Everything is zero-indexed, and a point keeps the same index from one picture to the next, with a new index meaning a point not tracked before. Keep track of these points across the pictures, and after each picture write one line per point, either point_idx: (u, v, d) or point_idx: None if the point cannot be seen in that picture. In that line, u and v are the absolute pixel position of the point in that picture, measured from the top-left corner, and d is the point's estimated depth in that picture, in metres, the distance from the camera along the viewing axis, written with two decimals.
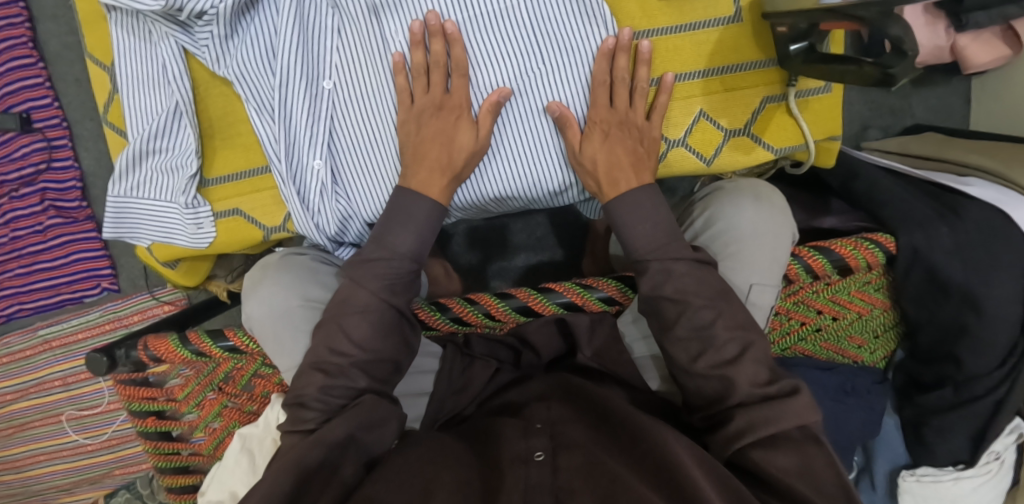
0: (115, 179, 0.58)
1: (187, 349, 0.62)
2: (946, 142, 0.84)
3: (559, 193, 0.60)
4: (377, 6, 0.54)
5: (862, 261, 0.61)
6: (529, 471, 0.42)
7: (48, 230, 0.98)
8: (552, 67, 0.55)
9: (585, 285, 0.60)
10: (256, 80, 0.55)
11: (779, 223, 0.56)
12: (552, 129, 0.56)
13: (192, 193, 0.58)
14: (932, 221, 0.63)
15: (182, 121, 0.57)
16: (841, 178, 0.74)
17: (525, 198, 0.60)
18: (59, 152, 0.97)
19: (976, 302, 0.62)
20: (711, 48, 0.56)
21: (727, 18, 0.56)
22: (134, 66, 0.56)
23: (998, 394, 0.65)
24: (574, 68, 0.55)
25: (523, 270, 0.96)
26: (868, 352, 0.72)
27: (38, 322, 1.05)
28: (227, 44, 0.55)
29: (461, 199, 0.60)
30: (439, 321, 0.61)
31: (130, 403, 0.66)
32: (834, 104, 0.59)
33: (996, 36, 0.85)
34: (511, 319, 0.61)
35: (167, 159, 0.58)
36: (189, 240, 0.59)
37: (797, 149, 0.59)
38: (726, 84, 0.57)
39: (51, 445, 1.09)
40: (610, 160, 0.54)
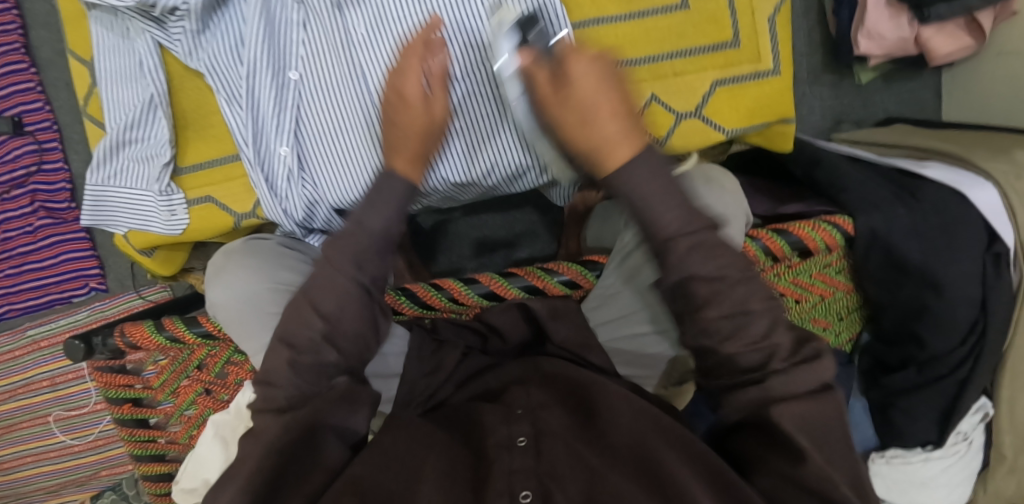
0: (93, 168, 0.60)
1: (162, 335, 0.64)
2: (910, 131, 0.86)
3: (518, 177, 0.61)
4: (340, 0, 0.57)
5: (820, 241, 0.63)
6: (512, 457, 0.44)
7: (38, 231, 1.01)
8: None
9: (547, 269, 0.63)
10: (226, 72, 0.58)
11: (733, 203, 0.57)
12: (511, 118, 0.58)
13: (165, 180, 0.60)
14: (888, 203, 0.65)
15: (156, 113, 0.59)
16: (803, 166, 0.75)
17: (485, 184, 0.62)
18: (50, 155, 1.00)
19: (935, 281, 0.64)
20: (658, 36, 0.59)
21: (674, 6, 0.59)
22: (112, 60, 0.59)
23: (961, 373, 0.66)
24: None
25: (503, 263, 0.98)
26: (833, 335, 0.72)
27: (27, 323, 1.07)
28: (199, 38, 0.58)
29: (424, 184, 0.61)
30: (405, 306, 0.63)
31: (106, 390, 0.68)
32: (784, 87, 0.59)
33: (960, 28, 0.88)
34: (475, 304, 0.64)
35: (142, 149, 0.60)
36: (164, 227, 0.61)
37: (747, 131, 0.60)
38: (675, 70, 0.59)
39: (40, 446, 1.11)
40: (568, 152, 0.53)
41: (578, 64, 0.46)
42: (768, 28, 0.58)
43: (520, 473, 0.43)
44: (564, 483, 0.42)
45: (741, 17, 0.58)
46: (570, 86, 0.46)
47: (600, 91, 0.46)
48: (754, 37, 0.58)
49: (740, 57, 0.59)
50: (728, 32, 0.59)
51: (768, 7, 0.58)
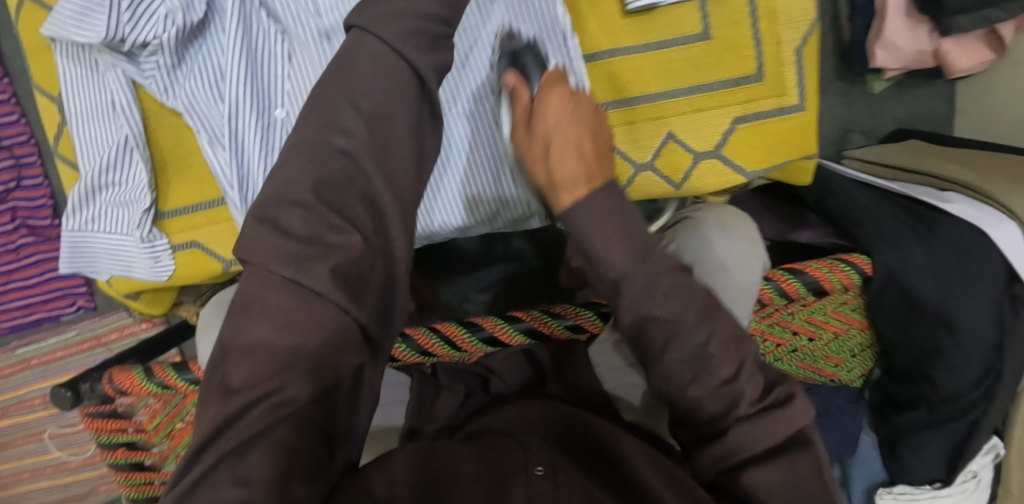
0: (69, 213, 0.57)
1: (152, 382, 0.62)
2: (926, 150, 0.82)
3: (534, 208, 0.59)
4: (326, 31, 0.52)
5: (837, 283, 0.60)
6: (532, 483, 0.38)
7: (21, 249, 0.96)
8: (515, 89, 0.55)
9: (554, 313, 0.60)
10: (206, 109, 0.54)
11: (749, 253, 0.54)
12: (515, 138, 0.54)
13: (147, 226, 0.56)
14: (905, 239, 0.63)
15: (132, 154, 0.55)
16: (816, 195, 0.73)
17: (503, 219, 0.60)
18: (29, 170, 0.96)
19: (951, 324, 0.61)
20: (676, 68, 0.56)
21: (694, 37, 0.56)
22: (81, 97, 0.54)
23: (973, 415, 0.64)
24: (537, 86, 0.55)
25: (501, 281, 0.94)
26: (844, 371, 0.71)
27: (16, 341, 1.04)
28: (175, 73, 0.53)
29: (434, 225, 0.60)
30: (404, 353, 0.59)
31: (98, 435, 0.66)
32: (807, 122, 0.58)
33: (979, 40, 0.84)
34: (477, 350, 0.60)
35: (120, 193, 0.56)
36: (148, 274, 0.58)
37: (768, 170, 0.59)
38: (693, 105, 0.56)
39: (34, 463, 1.08)
40: (566, 136, 0.42)
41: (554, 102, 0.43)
42: (794, 60, 0.57)
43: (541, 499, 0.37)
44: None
45: (765, 48, 0.56)
46: (540, 122, 0.43)
47: (571, 141, 0.42)
48: (778, 71, 0.57)
49: (763, 91, 0.57)
50: (751, 64, 0.56)
51: (792, 37, 0.56)
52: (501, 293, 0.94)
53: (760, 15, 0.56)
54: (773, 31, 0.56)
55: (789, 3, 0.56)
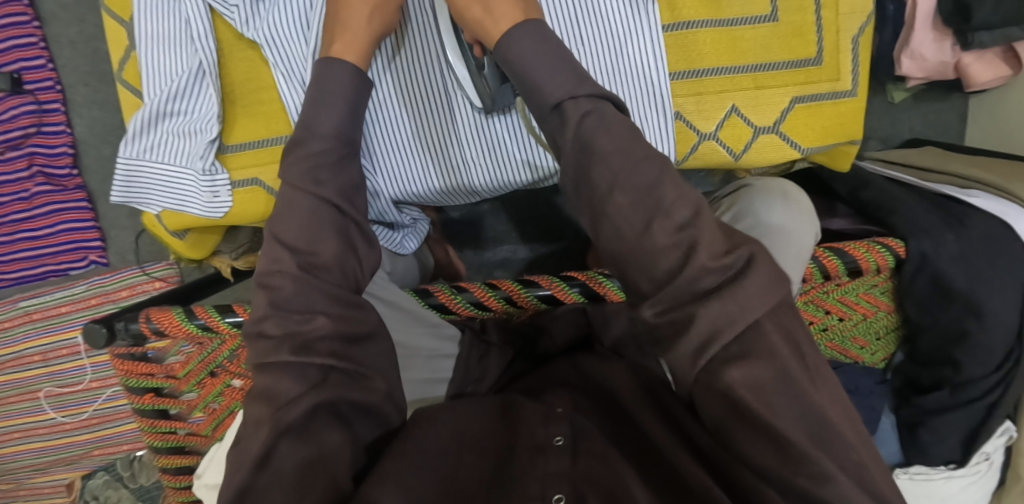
0: (126, 140, 0.56)
1: (193, 323, 0.61)
2: (943, 155, 0.86)
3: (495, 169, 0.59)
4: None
5: (873, 263, 0.63)
6: (548, 459, 0.41)
7: (35, 198, 0.94)
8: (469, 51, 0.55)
9: (607, 274, 0.61)
10: (284, 43, 0.53)
11: (803, 222, 0.57)
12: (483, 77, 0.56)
13: (210, 158, 0.56)
14: (938, 229, 0.65)
15: (204, 83, 0.55)
16: (849, 187, 0.76)
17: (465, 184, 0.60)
18: (50, 117, 0.94)
19: (978, 309, 0.64)
20: (740, 45, 0.57)
21: (762, 17, 0.57)
22: (156, 23, 0.54)
23: (992, 398, 0.67)
24: None
25: (526, 261, 0.98)
26: (869, 354, 0.73)
27: (18, 294, 1.01)
28: (258, 6, 0.53)
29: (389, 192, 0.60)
30: (459, 305, 0.60)
31: (127, 379, 0.65)
32: (857, 107, 0.60)
33: (996, 56, 0.88)
34: (531, 307, 0.61)
35: (184, 122, 0.55)
36: (203, 210, 0.57)
37: (819, 150, 0.61)
38: (758, 82, 0.58)
39: (27, 423, 1.05)
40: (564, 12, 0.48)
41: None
42: (850, 48, 0.59)
43: (555, 478, 0.39)
44: (603, 476, 0.39)
45: (826, 35, 0.58)
46: None
47: None
48: (835, 57, 0.59)
49: (821, 75, 0.59)
50: (812, 48, 0.58)
51: (851, 27, 0.59)
52: (524, 273, 0.99)
53: (823, 3, 0.58)
54: (833, 19, 0.59)
55: None
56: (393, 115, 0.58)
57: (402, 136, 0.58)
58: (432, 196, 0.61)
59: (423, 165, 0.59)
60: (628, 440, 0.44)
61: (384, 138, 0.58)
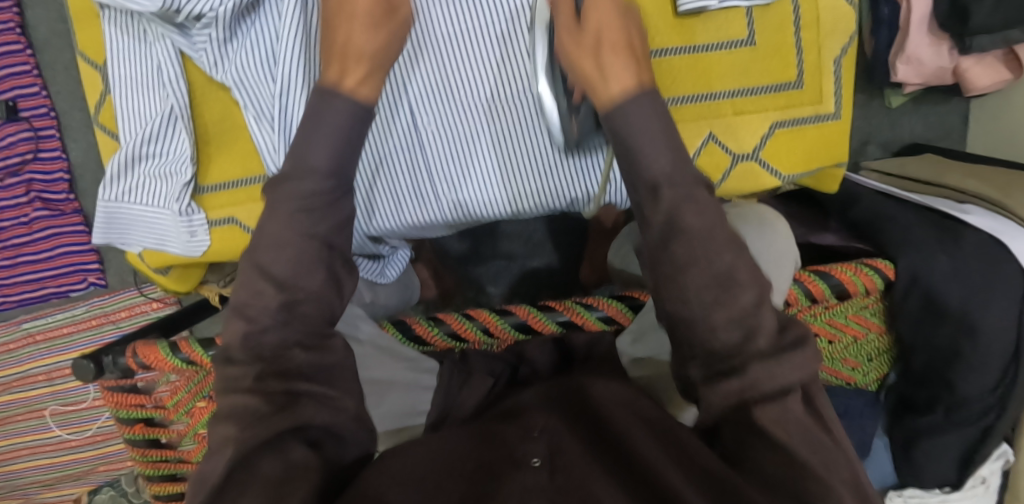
0: (105, 183, 0.56)
1: (177, 358, 0.62)
2: (941, 164, 0.84)
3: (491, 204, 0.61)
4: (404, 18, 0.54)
5: (861, 286, 0.62)
6: (525, 477, 0.36)
7: (34, 222, 0.96)
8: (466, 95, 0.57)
9: (586, 304, 0.61)
10: (254, 84, 0.54)
11: (783, 250, 0.56)
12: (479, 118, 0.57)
13: (186, 200, 0.56)
14: (930, 246, 0.64)
15: (177, 126, 0.55)
16: (840, 204, 0.76)
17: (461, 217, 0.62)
18: (47, 143, 0.95)
19: (973, 328, 0.62)
20: (717, 70, 0.57)
21: (739, 41, 0.57)
22: (129, 67, 0.54)
23: (987, 420, 0.64)
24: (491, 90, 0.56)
25: (518, 276, 0.98)
26: (862, 375, 0.72)
27: (22, 316, 1.04)
28: (226, 48, 0.53)
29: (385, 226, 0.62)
30: (436, 337, 0.61)
31: (117, 410, 0.66)
32: (841, 131, 0.59)
33: (997, 60, 0.85)
34: (509, 338, 0.62)
35: (161, 165, 0.56)
36: (183, 249, 0.58)
37: (802, 175, 0.60)
38: (736, 108, 0.57)
39: (35, 439, 1.08)
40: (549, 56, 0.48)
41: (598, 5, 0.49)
42: (833, 68, 0.58)
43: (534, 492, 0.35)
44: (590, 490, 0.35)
45: (807, 57, 0.57)
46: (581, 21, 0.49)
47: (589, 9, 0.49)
48: (817, 79, 0.58)
49: (803, 98, 0.58)
50: (793, 71, 0.57)
51: (834, 47, 0.58)
52: (515, 288, 0.98)
53: (804, 24, 0.57)
54: (815, 40, 0.57)
55: (833, 11, 0.57)
56: (391, 150, 0.58)
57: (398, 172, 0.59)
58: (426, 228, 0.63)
59: (420, 200, 0.60)
60: (615, 455, 0.39)
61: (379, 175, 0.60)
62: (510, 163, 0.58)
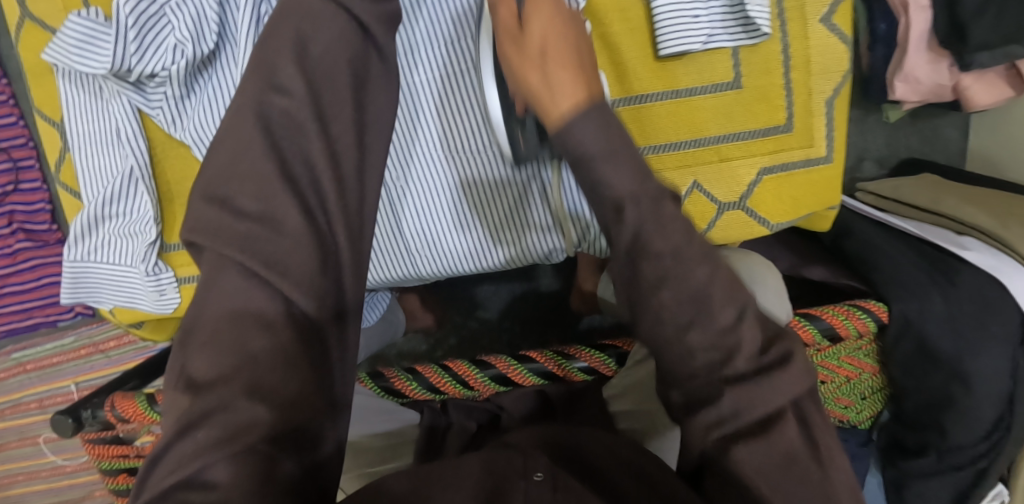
0: (71, 243, 0.55)
1: (155, 410, 0.63)
2: (939, 186, 0.81)
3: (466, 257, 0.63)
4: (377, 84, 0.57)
5: (852, 330, 0.61)
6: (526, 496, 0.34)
7: (18, 253, 0.94)
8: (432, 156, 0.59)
9: (567, 354, 0.59)
10: (209, 141, 0.51)
11: (777, 299, 0.53)
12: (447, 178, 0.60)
13: (152, 259, 0.54)
14: (925, 289, 0.63)
15: (139, 186, 0.53)
16: (833, 236, 0.75)
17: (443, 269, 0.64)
18: (26, 173, 0.93)
19: (965, 377, 0.60)
20: (703, 115, 0.56)
21: (725, 84, 0.56)
22: (87, 124, 0.52)
23: (981, 465, 0.63)
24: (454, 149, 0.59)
25: (507, 301, 0.96)
26: (854, 412, 0.70)
27: (11, 345, 1.03)
28: (184, 104, 0.51)
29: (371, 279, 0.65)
30: (414, 390, 0.59)
31: (100, 461, 0.65)
32: (833, 175, 0.58)
33: (998, 76, 0.82)
34: (489, 390, 0.60)
35: (124, 224, 0.54)
36: (153, 307, 0.57)
37: (793, 221, 0.59)
38: (721, 154, 0.57)
39: (29, 465, 1.08)
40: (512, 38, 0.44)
41: (542, 9, 0.44)
42: (824, 112, 0.57)
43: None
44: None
45: (796, 99, 0.56)
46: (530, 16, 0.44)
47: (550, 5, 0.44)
48: (807, 122, 0.57)
49: (791, 142, 0.57)
50: (781, 115, 0.56)
51: (824, 89, 0.57)
52: (504, 313, 0.97)
53: (792, 65, 0.56)
54: (805, 82, 0.56)
55: (823, 53, 0.56)
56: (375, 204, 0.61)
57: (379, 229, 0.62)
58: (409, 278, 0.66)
59: (406, 251, 0.63)
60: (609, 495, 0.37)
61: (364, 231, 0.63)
62: (479, 211, 0.61)
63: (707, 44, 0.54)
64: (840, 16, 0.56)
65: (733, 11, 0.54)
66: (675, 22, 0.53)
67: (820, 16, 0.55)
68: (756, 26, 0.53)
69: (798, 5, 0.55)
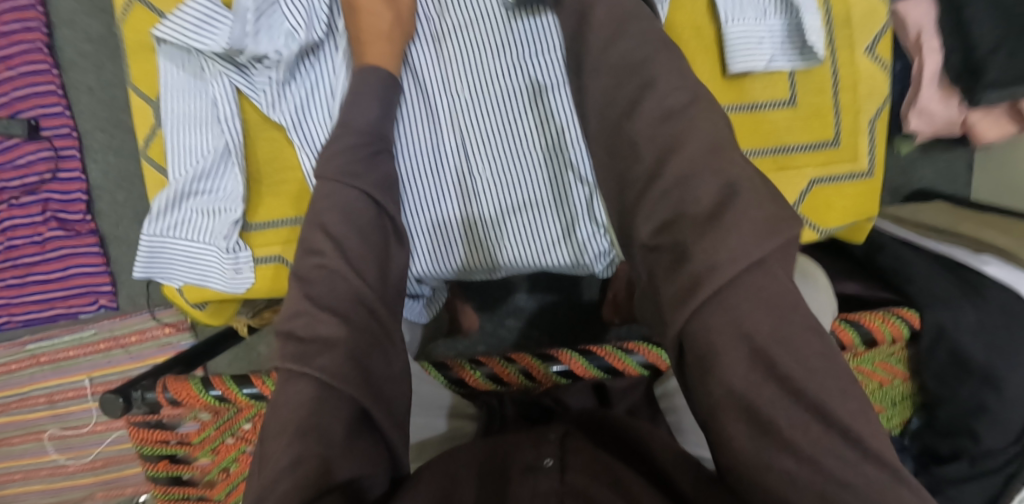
0: (151, 218, 0.56)
1: (210, 394, 0.61)
2: (955, 213, 0.87)
3: (523, 249, 0.62)
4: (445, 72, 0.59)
5: (889, 334, 0.64)
6: (539, 479, 0.41)
7: (47, 242, 0.93)
8: (494, 143, 0.59)
9: (625, 349, 0.62)
10: (311, 126, 0.55)
11: (819, 302, 0.59)
12: (507, 167, 0.60)
13: (234, 237, 0.56)
14: (955, 298, 0.67)
15: (229, 162, 0.56)
16: (865, 249, 0.79)
17: (497, 263, 0.62)
18: (66, 162, 0.94)
19: (996, 383, 0.65)
20: (761, 128, 0.61)
21: (782, 101, 0.60)
22: (183, 101, 0.55)
23: (1010, 469, 0.68)
24: (515, 137, 0.59)
25: (537, 310, 0.99)
26: (886, 419, 0.73)
27: (27, 336, 1.01)
28: (284, 88, 0.54)
29: (421, 271, 0.63)
30: (476, 379, 0.62)
31: (142, 446, 0.65)
32: (874, 187, 0.62)
33: (1003, 114, 0.89)
34: (549, 381, 0.63)
35: (208, 201, 0.56)
36: (225, 285, 0.57)
37: (837, 229, 0.63)
38: (777, 164, 0.61)
39: (31, 464, 1.05)
40: None
41: None
42: (868, 131, 0.62)
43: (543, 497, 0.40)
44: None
45: (844, 118, 0.61)
46: None
47: None
48: (853, 138, 0.62)
49: (839, 156, 0.62)
50: (831, 131, 0.61)
51: (868, 110, 0.62)
52: (535, 322, 1.00)
53: (842, 87, 0.61)
54: (852, 102, 0.61)
55: (869, 77, 0.61)
56: (414, 183, 0.61)
57: (434, 216, 0.61)
58: (460, 273, 0.64)
59: (445, 236, 0.62)
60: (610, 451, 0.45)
61: (417, 219, 0.62)
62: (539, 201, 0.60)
63: (771, 65, 0.58)
64: (884, 46, 0.61)
65: (789, 36, 0.58)
66: (743, 42, 0.57)
67: (865, 46, 0.61)
68: (813, 50, 0.58)
69: (847, 35, 0.60)
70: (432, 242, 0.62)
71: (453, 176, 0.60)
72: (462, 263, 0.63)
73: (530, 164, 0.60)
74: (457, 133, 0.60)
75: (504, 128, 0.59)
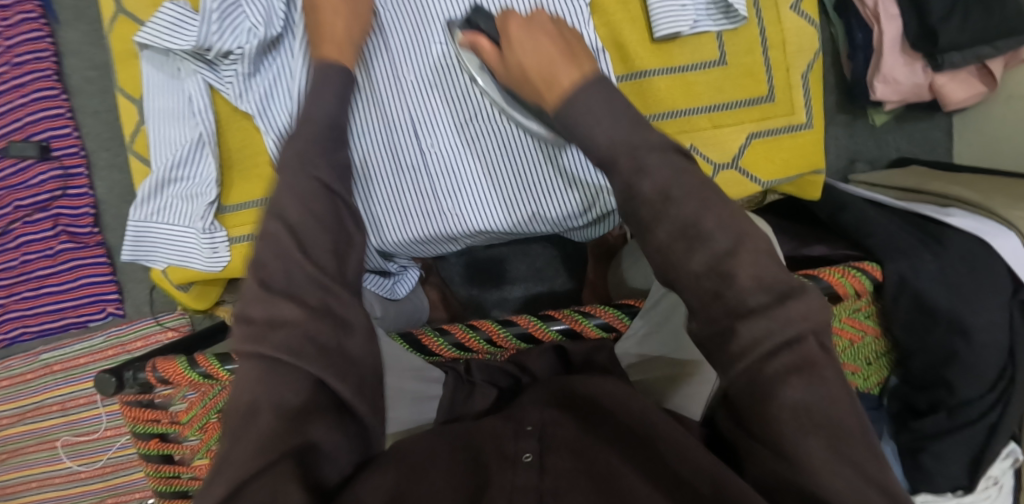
0: (137, 205, 0.61)
1: (195, 371, 0.65)
2: (929, 174, 0.87)
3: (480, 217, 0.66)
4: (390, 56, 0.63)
5: (851, 286, 0.63)
6: (515, 475, 0.39)
7: (59, 255, 1.01)
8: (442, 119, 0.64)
9: (585, 312, 0.64)
10: (275, 112, 0.59)
11: None
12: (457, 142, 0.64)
13: (209, 218, 0.60)
14: (916, 250, 0.67)
15: (204, 151, 0.60)
16: (829, 211, 0.79)
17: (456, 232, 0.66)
18: (75, 180, 1.01)
19: (964, 329, 0.65)
20: (696, 88, 0.63)
21: (712, 62, 0.63)
22: (162, 99, 0.61)
23: (991, 418, 0.67)
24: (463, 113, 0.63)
25: (523, 299, 1.02)
26: (863, 378, 0.74)
27: (40, 346, 1.07)
28: (250, 81, 0.59)
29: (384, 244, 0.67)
30: (441, 347, 0.64)
31: (134, 425, 0.68)
32: (814, 138, 0.65)
33: (971, 75, 0.89)
34: (511, 347, 0.65)
35: (186, 187, 0.61)
36: (204, 264, 0.61)
37: (781, 181, 0.65)
38: (714, 121, 0.63)
39: (45, 471, 1.10)
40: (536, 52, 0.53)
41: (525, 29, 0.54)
42: (801, 83, 0.64)
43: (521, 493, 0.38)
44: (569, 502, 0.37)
45: (776, 74, 0.64)
46: (513, 52, 0.55)
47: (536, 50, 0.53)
48: (787, 93, 0.64)
49: (775, 110, 0.64)
50: (764, 86, 0.63)
51: (800, 65, 0.64)
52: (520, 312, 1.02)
53: (770, 44, 0.63)
54: (782, 59, 0.64)
55: (797, 33, 0.64)
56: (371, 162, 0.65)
57: (392, 192, 0.65)
58: (423, 244, 0.68)
59: (404, 209, 0.66)
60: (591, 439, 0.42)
61: (377, 196, 0.65)
62: (491, 172, 0.64)
63: (696, 27, 0.61)
64: (807, 3, 0.64)
65: (715, 2, 0.62)
66: (666, 10, 0.60)
67: (790, 3, 0.63)
68: (735, 11, 0.61)
69: None
70: (391, 216, 0.66)
71: (409, 152, 0.65)
72: (423, 234, 0.66)
73: (481, 138, 0.64)
74: (407, 112, 0.64)
75: (451, 105, 0.63)
